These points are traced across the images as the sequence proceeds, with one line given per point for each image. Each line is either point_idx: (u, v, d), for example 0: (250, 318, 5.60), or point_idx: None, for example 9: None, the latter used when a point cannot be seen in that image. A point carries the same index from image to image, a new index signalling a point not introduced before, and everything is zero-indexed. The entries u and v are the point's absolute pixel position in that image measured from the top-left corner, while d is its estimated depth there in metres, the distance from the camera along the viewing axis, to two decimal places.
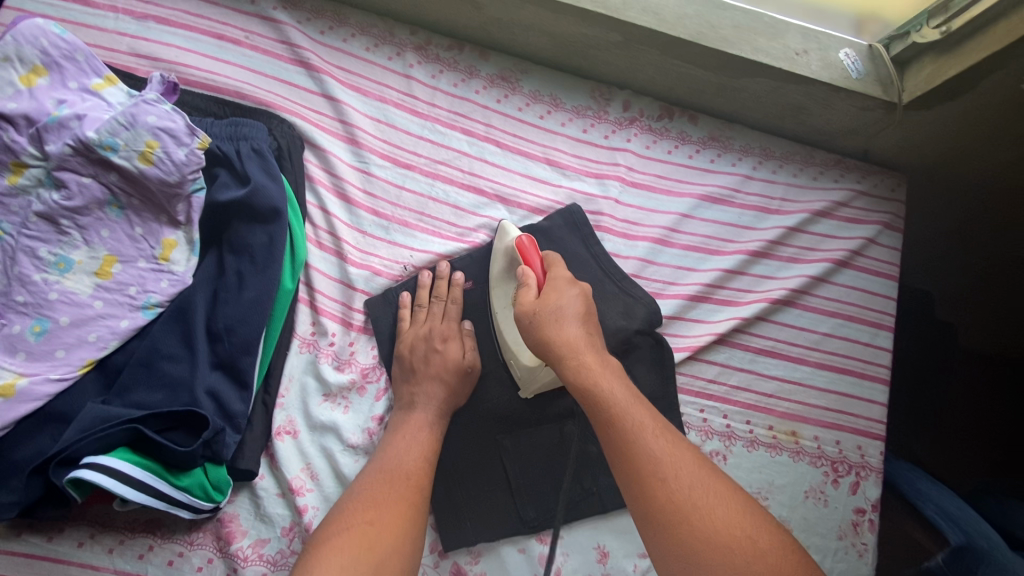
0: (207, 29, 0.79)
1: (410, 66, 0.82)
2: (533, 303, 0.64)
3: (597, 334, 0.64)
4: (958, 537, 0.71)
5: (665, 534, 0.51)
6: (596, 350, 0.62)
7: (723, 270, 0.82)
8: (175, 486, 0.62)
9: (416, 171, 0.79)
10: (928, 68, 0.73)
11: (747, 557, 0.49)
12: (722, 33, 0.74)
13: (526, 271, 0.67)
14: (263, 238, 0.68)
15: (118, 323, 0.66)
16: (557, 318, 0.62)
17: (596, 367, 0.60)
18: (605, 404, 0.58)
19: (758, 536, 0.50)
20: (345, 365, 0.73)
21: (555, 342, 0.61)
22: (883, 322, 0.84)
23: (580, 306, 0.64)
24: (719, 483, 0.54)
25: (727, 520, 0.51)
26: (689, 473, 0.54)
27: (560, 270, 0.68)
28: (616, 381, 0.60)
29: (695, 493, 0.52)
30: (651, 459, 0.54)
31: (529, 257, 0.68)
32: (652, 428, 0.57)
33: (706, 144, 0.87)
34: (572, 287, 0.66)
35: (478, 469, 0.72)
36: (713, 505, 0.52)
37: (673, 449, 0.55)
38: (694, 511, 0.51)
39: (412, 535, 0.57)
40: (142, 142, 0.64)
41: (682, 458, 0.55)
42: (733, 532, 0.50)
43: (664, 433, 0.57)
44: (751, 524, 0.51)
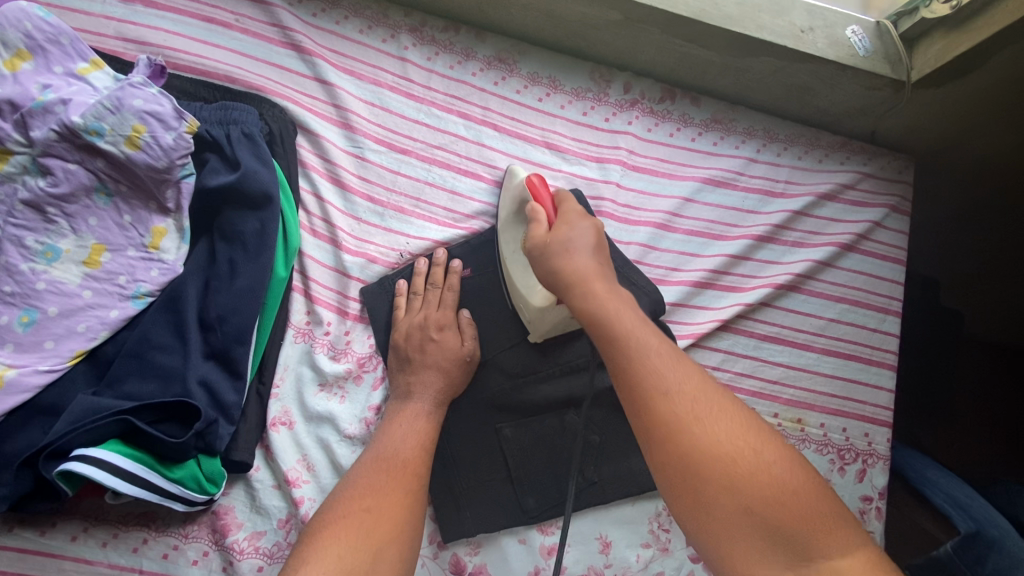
0: (196, 12, 0.76)
1: (405, 48, 0.80)
2: (543, 236, 0.60)
3: (607, 262, 0.59)
4: (967, 525, 0.70)
5: (673, 457, 0.47)
6: (606, 278, 0.56)
7: (727, 256, 0.81)
8: (167, 479, 0.61)
9: (412, 156, 0.78)
10: (938, 45, 0.71)
11: (761, 484, 0.46)
12: (726, 10, 0.72)
13: (534, 207, 0.63)
14: (255, 225, 0.66)
15: (108, 313, 0.64)
16: (563, 248, 0.58)
17: (604, 294, 0.54)
18: (612, 326, 0.52)
19: (774, 464, 0.47)
20: (341, 354, 0.71)
21: (562, 271, 0.57)
22: (891, 307, 0.82)
23: (592, 238, 0.59)
24: (736, 410, 0.50)
25: (740, 445, 0.47)
26: (701, 395, 0.49)
27: (571, 205, 0.63)
28: (624, 306, 0.54)
29: (710, 415, 0.49)
30: (658, 380, 0.50)
31: (539, 194, 0.65)
32: (664, 353, 0.51)
33: (708, 126, 0.85)
34: (584, 219, 0.61)
35: (477, 458, 0.71)
36: (726, 430, 0.48)
37: (687, 374, 0.51)
38: (708, 435, 0.47)
39: (411, 522, 0.56)
40: (129, 126, 0.62)
41: (697, 384, 0.50)
42: (747, 458, 0.47)
43: (675, 354, 0.52)
44: (767, 451, 0.48)
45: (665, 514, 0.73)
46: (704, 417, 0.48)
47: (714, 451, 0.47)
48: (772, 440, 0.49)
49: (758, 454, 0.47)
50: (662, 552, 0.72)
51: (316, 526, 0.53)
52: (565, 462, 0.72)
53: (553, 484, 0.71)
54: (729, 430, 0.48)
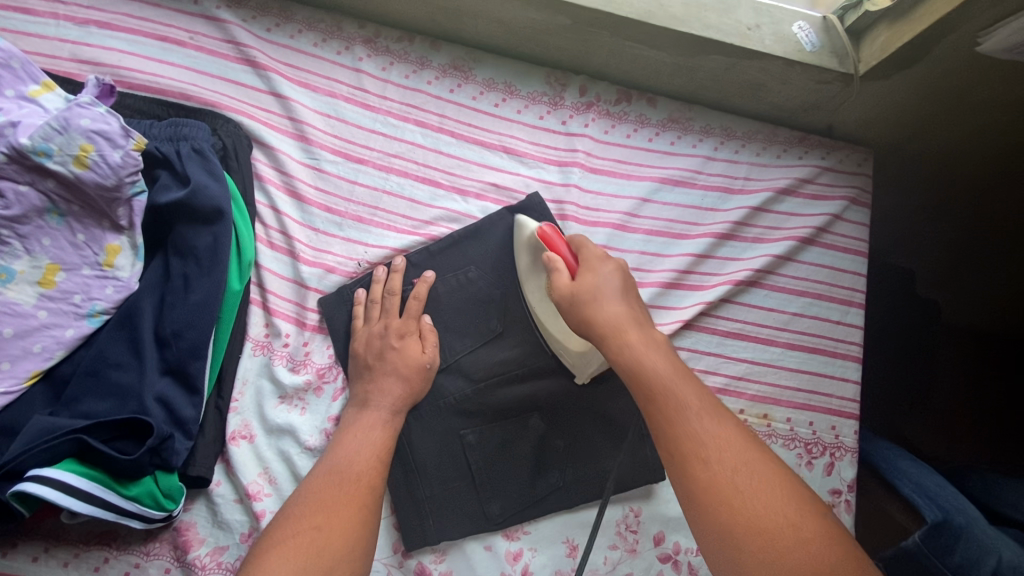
0: (150, 31, 0.77)
1: (359, 60, 0.80)
2: (569, 288, 0.63)
3: (642, 311, 0.64)
4: (934, 514, 0.68)
5: (714, 523, 0.49)
6: (641, 328, 0.61)
7: (687, 254, 0.81)
8: (124, 496, 0.61)
9: (368, 165, 0.78)
10: (882, 37, 0.72)
11: (801, 559, 0.46)
12: (672, 11, 0.73)
13: (553, 258, 0.65)
14: (208, 240, 0.67)
15: (63, 332, 0.64)
16: (593, 299, 0.62)
17: (638, 344, 0.59)
18: (651, 383, 0.56)
19: (813, 540, 0.47)
20: (300, 366, 0.71)
21: (596, 323, 0.61)
22: (854, 299, 0.82)
23: (617, 282, 0.64)
24: (775, 475, 0.51)
25: (779, 518, 0.48)
26: (738, 460, 0.52)
27: (592, 251, 0.66)
28: (660, 357, 0.58)
29: (749, 483, 0.50)
30: (696, 441, 0.52)
31: (555, 244, 0.66)
32: (699, 404, 0.55)
33: (665, 126, 0.85)
34: (606, 264, 0.65)
35: (441, 465, 0.70)
36: (765, 501, 0.49)
37: (724, 433, 0.53)
38: (747, 505, 0.49)
39: (364, 533, 0.56)
40: (77, 145, 0.62)
41: (736, 446, 0.53)
42: (787, 530, 0.48)
43: (718, 414, 0.55)
44: (808, 526, 0.48)
45: (633, 516, 0.72)
46: (743, 486, 0.50)
47: (755, 524, 0.48)
48: (811, 508, 0.50)
49: (797, 527, 0.48)
50: (629, 552, 0.71)
51: (261, 554, 0.52)
52: (530, 466, 0.71)
53: (517, 489, 0.71)
54: (768, 498, 0.50)
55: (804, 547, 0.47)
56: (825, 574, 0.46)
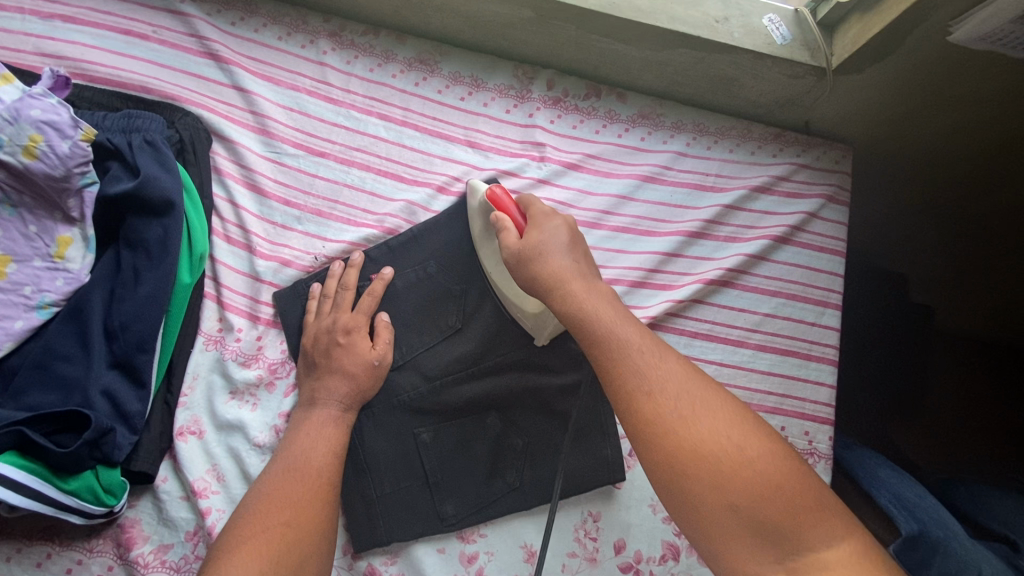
0: (113, 25, 0.77)
1: (323, 53, 0.80)
2: (516, 245, 0.60)
3: (589, 265, 0.60)
4: (910, 526, 0.64)
5: (661, 457, 0.47)
6: (585, 278, 0.58)
7: (657, 253, 0.79)
8: (62, 491, 0.60)
9: (329, 158, 0.77)
10: (854, 29, 0.69)
11: (752, 485, 0.45)
12: (636, 3, 0.71)
13: (501, 217, 0.63)
14: (158, 232, 0.66)
15: (12, 324, 0.63)
16: (538, 253, 0.59)
17: (580, 292, 0.56)
18: (593, 327, 0.54)
19: (762, 461, 0.46)
20: (251, 361, 0.70)
21: (540, 276, 0.58)
22: (830, 300, 0.79)
23: (566, 236, 0.61)
24: (720, 403, 0.49)
25: (725, 444, 0.47)
26: (685, 395, 0.49)
27: (539, 208, 0.64)
28: (605, 305, 0.55)
29: (696, 417, 0.48)
30: (639, 379, 0.50)
31: (502, 204, 0.64)
32: (643, 346, 0.52)
33: (635, 123, 0.83)
34: (554, 219, 0.62)
35: (393, 464, 0.68)
36: (712, 429, 0.47)
37: (670, 371, 0.51)
38: (695, 435, 0.47)
39: (321, 534, 0.56)
40: (26, 135, 0.62)
41: (683, 382, 0.50)
42: (736, 459, 0.46)
43: (659, 351, 0.52)
44: (753, 444, 0.47)
45: (591, 521, 0.70)
46: (688, 417, 0.48)
47: (706, 456, 0.46)
48: (760, 434, 0.48)
49: (744, 452, 0.46)
50: (589, 561, 0.69)
51: (225, 550, 0.52)
52: (485, 467, 0.69)
53: (471, 489, 0.69)
54: (712, 423, 0.48)
55: (752, 470, 0.45)
56: (772, 491, 0.45)
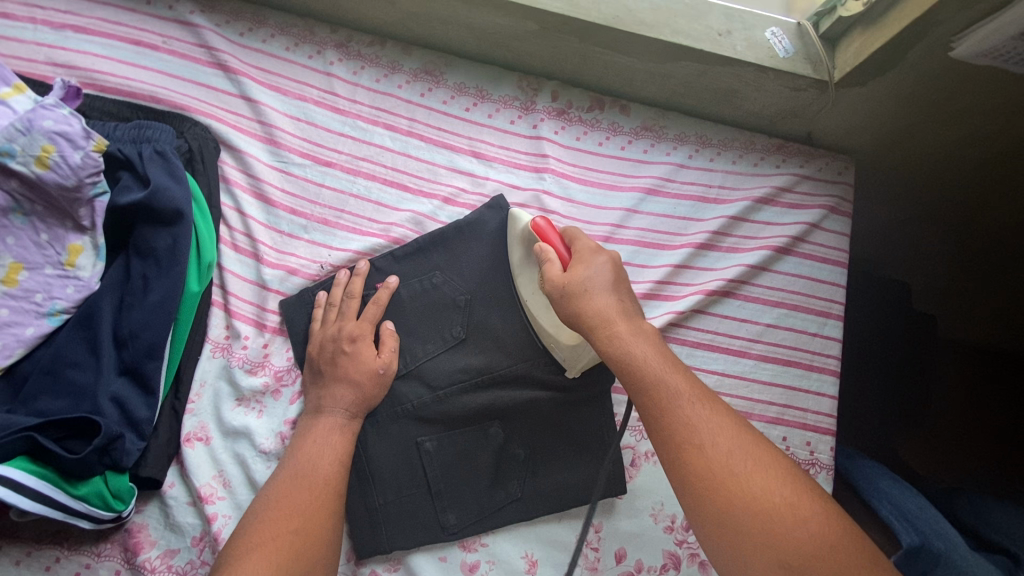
0: (124, 36, 0.78)
1: (331, 64, 0.81)
2: (562, 278, 0.61)
3: (633, 303, 0.61)
4: (911, 538, 0.65)
5: (709, 509, 0.48)
6: (630, 318, 0.59)
7: (669, 265, 0.79)
8: (72, 496, 0.61)
9: (336, 168, 0.78)
10: (856, 43, 0.70)
11: (802, 538, 0.46)
12: (640, 16, 0.72)
13: (545, 248, 0.64)
14: (167, 241, 0.67)
15: (23, 331, 0.64)
16: (584, 292, 0.60)
17: (627, 334, 0.57)
18: (643, 376, 0.55)
19: (810, 517, 0.47)
20: (258, 368, 0.71)
21: (586, 315, 0.59)
22: (831, 311, 0.80)
23: (609, 273, 0.61)
24: (769, 456, 0.50)
25: (777, 499, 0.47)
26: (733, 447, 0.50)
27: (585, 242, 0.64)
28: (650, 348, 0.56)
29: (745, 469, 0.49)
30: (689, 428, 0.51)
31: (547, 236, 0.65)
32: (690, 393, 0.53)
33: (639, 134, 0.84)
34: (600, 255, 0.62)
35: (397, 472, 0.69)
36: (760, 480, 0.48)
37: (718, 420, 0.52)
38: (744, 488, 0.48)
39: (329, 545, 0.57)
40: (38, 146, 0.63)
41: (730, 432, 0.51)
42: (785, 512, 0.47)
43: (710, 401, 0.53)
44: (803, 499, 0.48)
45: (593, 531, 0.71)
46: (739, 470, 0.49)
47: (757, 508, 0.47)
48: (808, 490, 0.49)
49: (797, 509, 0.47)
50: (590, 570, 0.69)
51: (236, 559, 0.53)
52: (487, 476, 0.70)
53: (474, 498, 0.69)
54: (762, 478, 0.49)
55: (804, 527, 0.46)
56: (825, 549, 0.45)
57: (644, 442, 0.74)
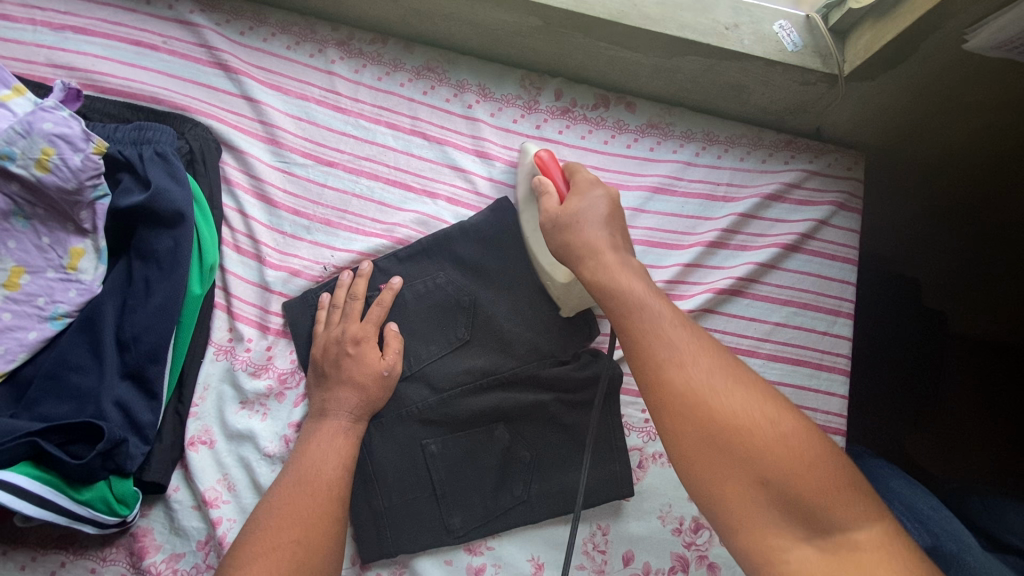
0: (124, 36, 0.77)
1: (332, 62, 0.80)
2: (556, 210, 0.61)
3: (623, 239, 0.60)
4: (923, 539, 0.64)
5: (686, 427, 0.47)
6: (617, 251, 0.57)
7: (682, 265, 0.78)
8: (76, 501, 0.61)
9: (338, 168, 0.77)
10: (867, 35, 0.68)
11: (776, 453, 0.45)
12: (645, 11, 0.70)
13: (544, 181, 0.65)
14: (169, 243, 0.66)
15: (26, 335, 0.64)
16: (576, 224, 0.59)
17: (614, 264, 0.56)
18: (627, 300, 0.53)
19: (788, 433, 0.46)
20: (261, 371, 0.70)
21: (575, 245, 0.58)
22: (842, 309, 0.78)
23: (603, 208, 0.60)
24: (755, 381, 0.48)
25: (756, 413, 0.46)
26: (714, 363, 0.49)
27: (583, 176, 0.64)
28: (635, 277, 0.55)
29: (723, 384, 0.48)
30: (671, 347, 0.49)
31: (548, 169, 0.66)
32: (673, 316, 0.52)
33: (645, 132, 0.83)
34: (595, 189, 0.62)
35: (402, 475, 0.69)
36: (737, 396, 0.47)
37: (698, 340, 0.50)
38: (719, 401, 0.47)
39: (329, 551, 0.56)
40: (38, 149, 0.62)
41: (710, 350, 0.50)
42: (763, 426, 0.46)
43: (696, 329, 0.51)
44: (787, 420, 0.46)
45: (599, 534, 0.70)
46: (719, 386, 0.47)
47: (732, 419, 0.46)
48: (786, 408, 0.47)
49: (775, 423, 0.46)
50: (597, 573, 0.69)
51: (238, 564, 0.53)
52: (493, 478, 0.69)
53: (479, 501, 0.69)
54: (744, 398, 0.47)
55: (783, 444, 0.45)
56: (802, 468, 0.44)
57: (652, 444, 0.73)
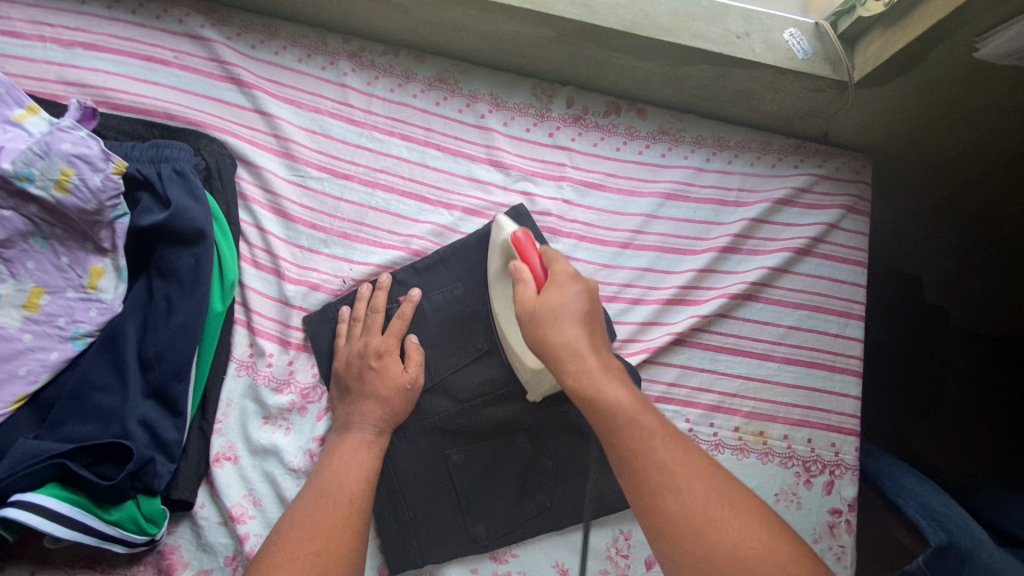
0: (135, 52, 0.77)
1: (344, 75, 0.80)
2: (533, 301, 0.58)
3: (601, 337, 0.58)
4: (938, 537, 0.65)
5: (692, 560, 0.46)
6: (599, 352, 0.56)
7: (696, 270, 0.79)
8: (105, 521, 0.61)
9: (354, 181, 0.78)
10: (877, 42, 0.69)
11: None
12: (658, 21, 0.71)
13: (521, 267, 0.61)
14: (189, 261, 0.66)
15: (47, 355, 0.64)
16: (553, 319, 0.56)
17: (598, 372, 0.54)
18: (617, 419, 0.52)
19: (785, 560, 0.46)
20: (284, 386, 0.71)
21: (552, 345, 0.56)
22: (853, 311, 0.80)
23: (583, 305, 0.58)
24: (745, 499, 0.49)
25: (755, 545, 0.46)
26: (710, 491, 0.49)
27: (562, 266, 0.61)
28: (620, 386, 0.54)
29: (721, 512, 0.48)
30: (667, 473, 0.49)
31: (526, 253, 0.63)
32: (663, 433, 0.52)
33: (656, 138, 0.83)
34: (575, 283, 0.59)
35: (426, 485, 0.69)
36: (738, 528, 0.47)
37: (689, 464, 0.50)
38: (721, 534, 0.47)
39: (352, 559, 0.56)
40: (57, 170, 0.62)
41: (700, 474, 0.50)
42: (764, 555, 0.46)
43: (683, 445, 0.51)
44: (781, 547, 0.47)
45: (623, 539, 0.71)
46: (717, 518, 0.48)
47: (736, 557, 0.46)
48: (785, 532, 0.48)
49: (773, 551, 0.46)
50: None
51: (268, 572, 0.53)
52: (516, 487, 0.70)
53: (503, 511, 0.69)
54: (742, 523, 0.47)
55: (785, 570, 0.45)
56: None
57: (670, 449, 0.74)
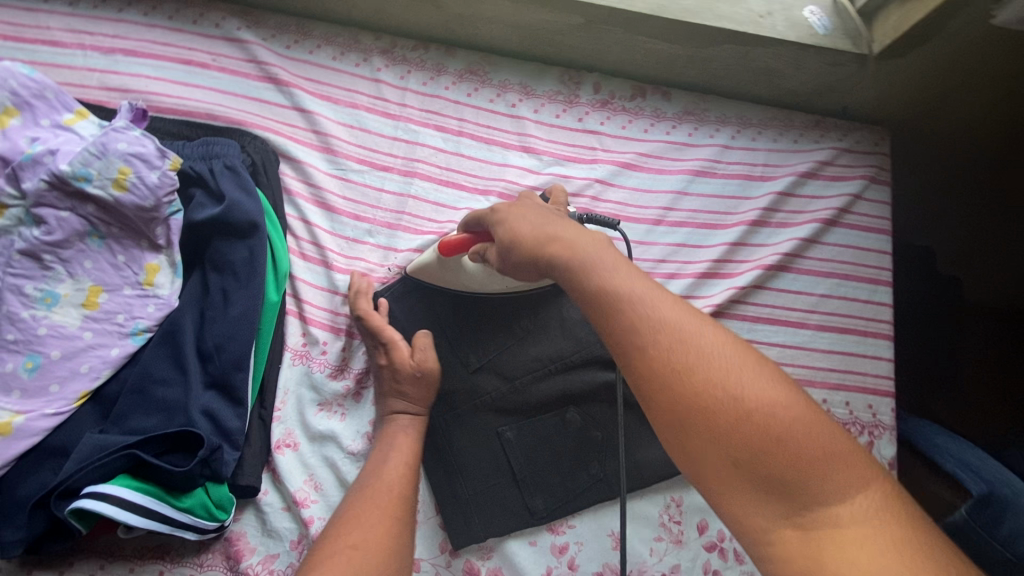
0: (174, 56, 0.79)
1: (378, 70, 0.82)
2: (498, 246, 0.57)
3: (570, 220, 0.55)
4: (979, 487, 0.67)
5: (659, 407, 0.40)
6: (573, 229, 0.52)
7: (729, 244, 0.81)
8: (176, 508, 0.62)
9: (392, 172, 0.80)
10: (895, 16, 0.72)
11: (761, 430, 0.37)
12: (683, 4, 0.74)
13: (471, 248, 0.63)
14: (244, 253, 0.69)
15: (108, 351, 0.65)
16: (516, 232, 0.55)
17: (572, 240, 0.50)
18: (584, 273, 0.47)
19: (770, 410, 0.38)
20: (338, 373, 0.72)
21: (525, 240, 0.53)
22: (882, 277, 0.82)
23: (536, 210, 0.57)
24: (729, 349, 0.41)
25: (731, 390, 0.38)
26: (688, 342, 0.41)
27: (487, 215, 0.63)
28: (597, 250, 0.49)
29: (698, 358, 0.40)
30: (635, 323, 0.43)
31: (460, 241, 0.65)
32: (640, 288, 0.45)
33: (682, 118, 0.86)
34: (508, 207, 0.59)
35: (479, 462, 0.71)
36: (717, 373, 0.39)
37: (670, 314, 0.43)
38: (694, 382, 0.39)
39: (392, 542, 0.56)
40: (115, 169, 0.64)
41: (680, 323, 0.42)
42: (744, 407, 0.38)
43: (653, 292, 0.45)
44: (768, 394, 0.38)
45: (675, 505, 0.73)
46: (689, 363, 0.40)
47: (707, 404, 0.38)
48: (776, 380, 0.39)
49: (755, 399, 0.38)
50: (676, 544, 0.71)
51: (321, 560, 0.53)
52: (570, 459, 0.72)
53: (559, 484, 0.71)
54: (721, 370, 0.39)
55: (764, 419, 0.37)
56: (782, 443, 0.37)
57: None
